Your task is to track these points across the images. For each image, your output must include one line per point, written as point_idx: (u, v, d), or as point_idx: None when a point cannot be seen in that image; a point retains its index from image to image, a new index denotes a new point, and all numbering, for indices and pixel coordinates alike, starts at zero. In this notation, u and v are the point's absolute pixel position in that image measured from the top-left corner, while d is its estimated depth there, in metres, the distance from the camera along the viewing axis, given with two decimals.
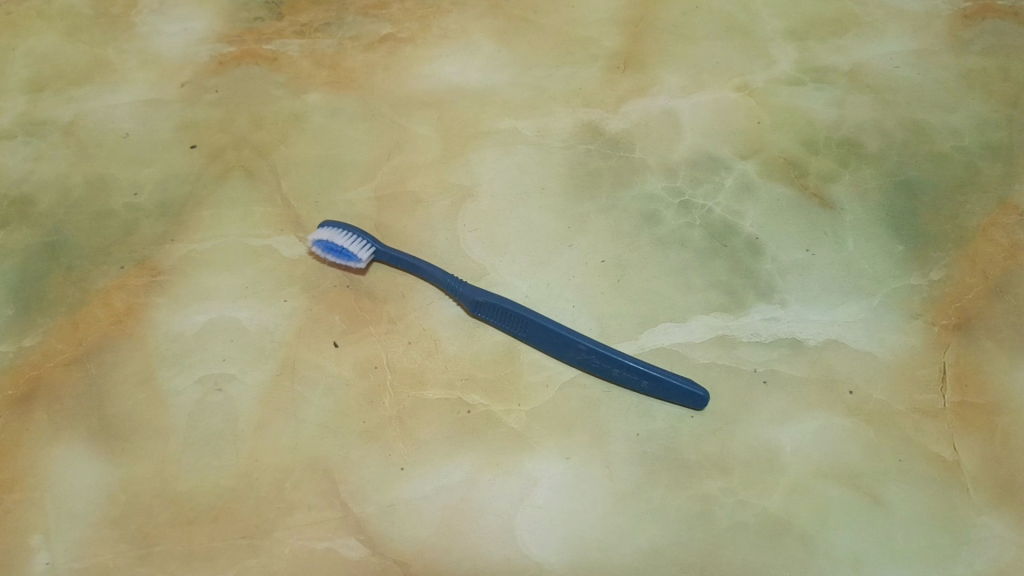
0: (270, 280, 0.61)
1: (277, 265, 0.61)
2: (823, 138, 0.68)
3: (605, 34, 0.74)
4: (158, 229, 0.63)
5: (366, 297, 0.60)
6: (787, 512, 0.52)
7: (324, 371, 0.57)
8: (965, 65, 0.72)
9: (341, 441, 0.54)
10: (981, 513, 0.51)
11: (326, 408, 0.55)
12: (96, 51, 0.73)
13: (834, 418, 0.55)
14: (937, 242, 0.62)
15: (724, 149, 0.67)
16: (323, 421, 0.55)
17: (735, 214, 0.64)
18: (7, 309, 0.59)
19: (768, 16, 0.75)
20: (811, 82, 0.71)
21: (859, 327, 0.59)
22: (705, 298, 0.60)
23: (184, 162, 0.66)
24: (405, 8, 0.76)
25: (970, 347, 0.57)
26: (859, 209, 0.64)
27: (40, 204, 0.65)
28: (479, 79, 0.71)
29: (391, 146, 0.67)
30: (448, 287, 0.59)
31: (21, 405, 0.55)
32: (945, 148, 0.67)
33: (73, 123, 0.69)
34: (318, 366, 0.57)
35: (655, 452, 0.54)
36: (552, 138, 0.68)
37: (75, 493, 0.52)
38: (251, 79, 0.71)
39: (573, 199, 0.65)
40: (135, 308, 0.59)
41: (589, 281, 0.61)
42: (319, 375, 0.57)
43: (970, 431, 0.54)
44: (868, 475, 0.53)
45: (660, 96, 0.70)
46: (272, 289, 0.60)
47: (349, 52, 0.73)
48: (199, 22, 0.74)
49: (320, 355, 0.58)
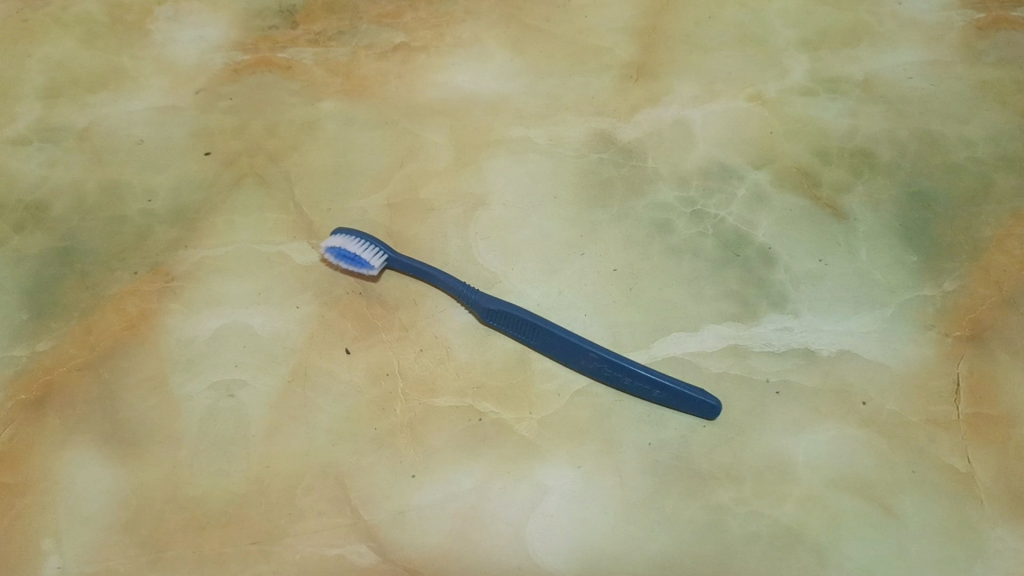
0: (281, 286, 0.61)
1: (289, 272, 0.62)
2: (836, 148, 0.68)
3: (618, 43, 0.74)
4: (172, 236, 0.63)
5: (378, 304, 0.60)
6: (800, 523, 0.51)
7: (337, 377, 0.57)
8: (978, 76, 0.72)
9: (352, 444, 0.54)
10: (995, 526, 0.51)
11: (338, 414, 0.55)
12: (112, 59, 0.73)
13: (846, 428, 0.55)
14: (950, 253, 0.62)
15: (737, 159, 0.67)
16: (334, 425, 0.55)
17: (748, 224, 0.64)
18: (21, 314, 0.59)
19: (781, 26, 0.75)
20: (824, 92, 0.71)
21: (872, 337, 0.58)
22: (718, 308, 0.60)
23: (198, 169, 0.67)
24: (419, 17, 0.76)
25: (984, 358, 0.57)
26: (873, 220, 0.64)
27: (54, 209, 0.65)
28: (492, 88, 0.71)
29: (404, 153, 0.67)
30: (459, 294, 0.59)
31: (34, 409, 0.55)
32: (959, 159, 0.67)
33: (88, 129, 0.69)
34: (331, 372, 0.57)
35: (667, 461, 0.54)
36: (564, 147, 0.68)
37: (86, 498, 0.52)
38: (265, 87, 0.71)
39: (585, 208, 0.65)
40: (148, 313, 0.60)
41: (601, 289, 0.61)
42: (331, 382, 0.57)
43: (983, 443, 0.54)
44: (882, 486, 0.53)
45: (673, 106, 0.70)
46: (283, 295, 0.60)
47: (362, 60, 0.73)
48: (214, 30, 0.75)
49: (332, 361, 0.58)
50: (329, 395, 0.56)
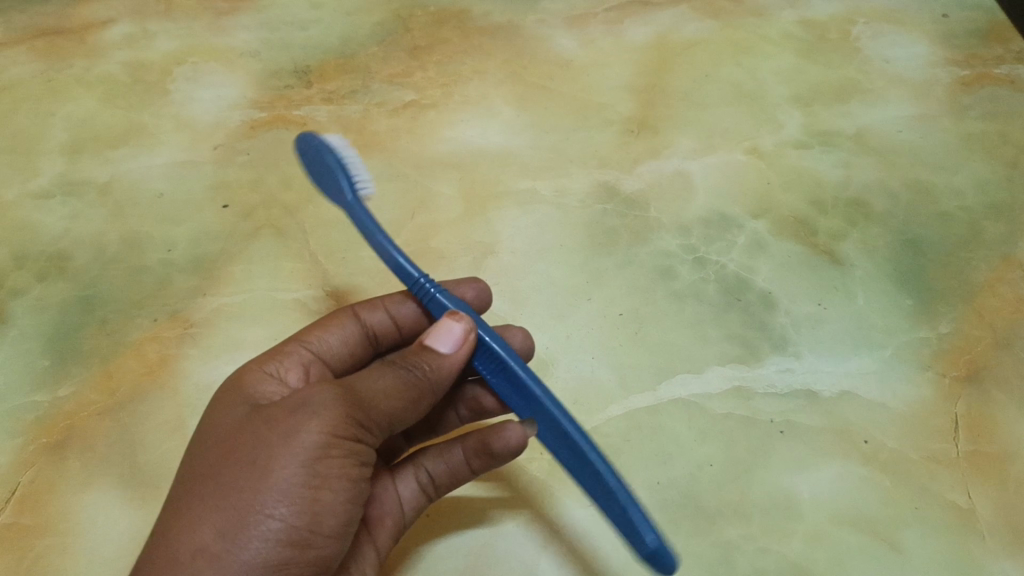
0: (290, 357, 0.54)
1: (354, 329, 0.58)
2: (831, 199, 0.70)
3: (619, 100, 0.77)
4: (190, 284, 0.65)
5: (428, 391, 0.48)
6: (807, 559, 0.52)
7: (296, 438, 0.43)
8: (965, 129, 0.75)
9: (163, 561, 0.41)
10: (997, 560, 0.52)
11: (247, 507, 0.42)
12: (134, 117, 0.76)
13: (850, 466, 0.56)
14: (945, 296, 0.64)
15: (737, 208, 0.70)
16: (239, 532, 0.41)
17: (748, 270, 0.66)
18: (44, 360, 0.61)
19: (775, 84, 0.79)
20: (818, 145, 0.74)
21: (872, 378, 0.60)
22: (721, 350, 0.62)
23: (216, 220, 0.69)
24: (428, 76, 0.79)
25: (981, 398, 0.59)
26: (869, 265, 0.66)
27: (76, 260, 0.67)
28: (499, 142, 0.74)
29: (414, 205, 0.70)
30: (414, 286, 0.52)
31: (56, 452, 0.57)
32: (950, 208, 0.70)
33: (109, 183, 0.71)
34: (266, 456, 0.43)
35: (675, 499, 0.55)
36: (569, 198, 0.70)
37: (108, 539, 0.53)
38: (281, 142, 0.74)
39: (590, 255, 0.67)
40: (167, 359, 0.61)
41: (609, 334, 0.63)
42: (237, 475, 0.43)
43: (984, 480, 0.55)
44: (886, 522, 0.54)
45: (674, 158, 0.73)
46: (273, 366, 0.52)
47: (375, 117, 0.76)
48: (231, 90, 0.78)
49: (291, 436, 0.43)
50: (203, 495, 0.43)
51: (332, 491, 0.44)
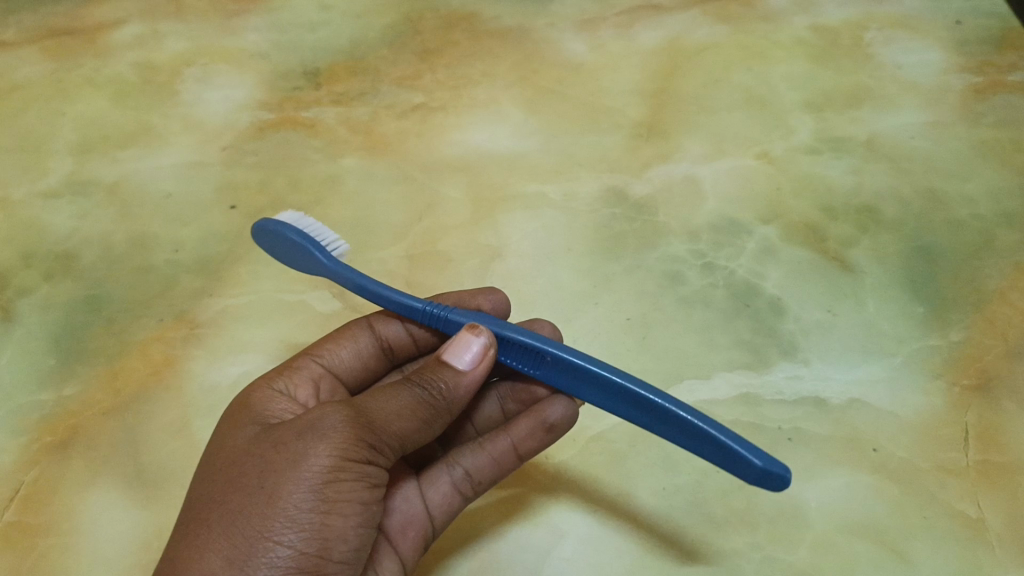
0: (300, 373, 0.54)
1: (368, 342, 0.58)
2: (841, 205, 0.70)
3: (629, 105, 0.77)
4: (197, 284, 0.65)
5: (443, 412, 0.48)
6: (814, 567, 0.52)
7: (306, 462, 0.42)
8: (977, 137, 0.74)
9: None
10: (1008, 570, 0.51)
11: (253, 532, 0.41)
12: (143, 117, 0.76)
13: (858, 474, 0.55)
14: (956, 305, 0.64)
15: (746, 213, 0.69)
16: (245, 558, 0.40)
17: (757, 276, 0.66)
18: (49, 359, 0.61)
19: (786, 89, 0.78)
20: (828, 151, 0.74)
21: (882, 386, 0.59)
22: (729, 357, 0.61)
23: (223, 221, 0.69)
24: (437, 79, 0.79)
25: (991, 408, 0.58)
26: (880, 272, 0.66)
27: (83, 259, 0.67)
28: (508, 146, 0.74)
29: (422, 208, 0.70)
30: (421, 315, 0.52)
31: (60, 451, 0.57)
32: (962, 215, 0.69)
33: (118, 183, 0.71)
34: (274, 481, 0.42)
35: (681, 506, 0.55)
36: (578, 202, 0.70)
37: (110, 539, 0.53)
38: (289, 144, 0.74)
39: (598, 259, 0.67)
40: (172, 359, 0.61)
41: (616, 338, 0.62)
42: (243, 499, 0.42)
43: (994, 489, 0.54)
44: (894, 530, 0.53)
45: (683, 162, 0.73)
46: (283, 383, 0.53)
47: (383, 120, 0.76)
48: (240, 91, 0.78)
49: (301, 460, 0.42)
50: (208, 517, 0.42)
51: (341, 518, 0.43)
